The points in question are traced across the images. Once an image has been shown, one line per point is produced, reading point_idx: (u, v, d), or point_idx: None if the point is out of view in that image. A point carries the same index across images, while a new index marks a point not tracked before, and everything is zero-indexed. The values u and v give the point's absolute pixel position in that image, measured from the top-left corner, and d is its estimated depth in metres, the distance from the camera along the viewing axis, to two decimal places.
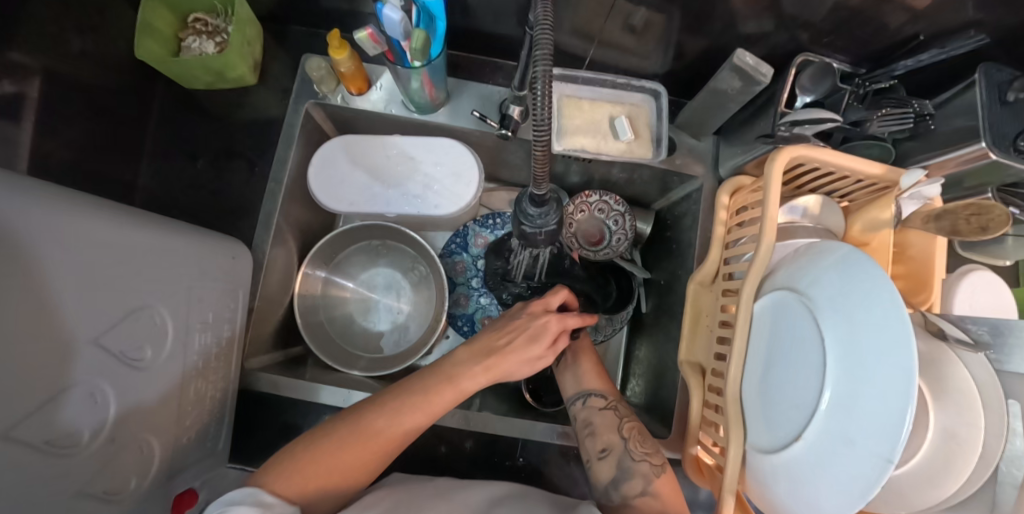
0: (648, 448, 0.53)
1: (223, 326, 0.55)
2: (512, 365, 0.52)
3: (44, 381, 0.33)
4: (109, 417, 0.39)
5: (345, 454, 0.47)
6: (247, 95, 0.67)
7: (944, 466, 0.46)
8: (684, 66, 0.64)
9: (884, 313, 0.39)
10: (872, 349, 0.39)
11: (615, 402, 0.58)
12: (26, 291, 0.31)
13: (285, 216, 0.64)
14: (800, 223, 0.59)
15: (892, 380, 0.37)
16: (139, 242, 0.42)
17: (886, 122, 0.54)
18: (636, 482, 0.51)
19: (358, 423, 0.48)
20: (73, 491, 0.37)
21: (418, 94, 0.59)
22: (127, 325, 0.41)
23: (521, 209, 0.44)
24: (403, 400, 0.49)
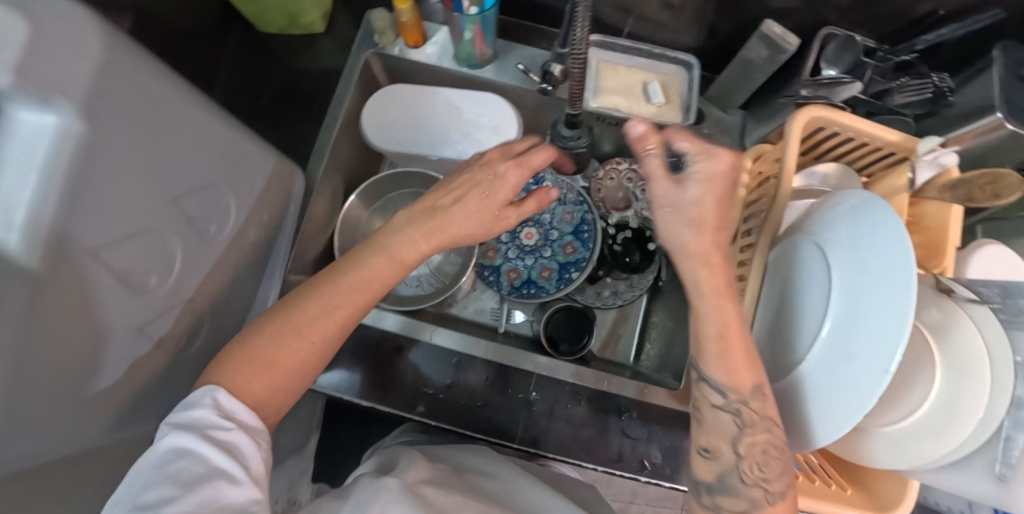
0: (767, 474, 0.43)
1: (272, 232, 0.60)
2: (459, 220, 0.46)
3: (128, 217, 0.38)
4: (173, 269, 0.45)
5: (291, 331, 0.40)
6: (314, 43, 0.74)
7: (948, 410, 0.47)
8: (717, 42, 0.69)
9: (890, 241, 0.42)
10: (873, 264, 0.43)
11: (739, 405, 0.44)
12: (133, 134, 0.37)
13: (337, 151, 0.70)
14: (817, 189, 0.62)
15: (889, 294, 0.40)
16: (220, 131, 0.49)
17: (906, 93, 0.58)
18: (741, 505, 0.43)
19: (285, 309, 0.42)
20: (137, 325, 0.42)
21: (468, 47, 0.65)
22: (199, 196, 0.47)
23: (558, 132, 0.58)
24: (338, 275, 0.44)
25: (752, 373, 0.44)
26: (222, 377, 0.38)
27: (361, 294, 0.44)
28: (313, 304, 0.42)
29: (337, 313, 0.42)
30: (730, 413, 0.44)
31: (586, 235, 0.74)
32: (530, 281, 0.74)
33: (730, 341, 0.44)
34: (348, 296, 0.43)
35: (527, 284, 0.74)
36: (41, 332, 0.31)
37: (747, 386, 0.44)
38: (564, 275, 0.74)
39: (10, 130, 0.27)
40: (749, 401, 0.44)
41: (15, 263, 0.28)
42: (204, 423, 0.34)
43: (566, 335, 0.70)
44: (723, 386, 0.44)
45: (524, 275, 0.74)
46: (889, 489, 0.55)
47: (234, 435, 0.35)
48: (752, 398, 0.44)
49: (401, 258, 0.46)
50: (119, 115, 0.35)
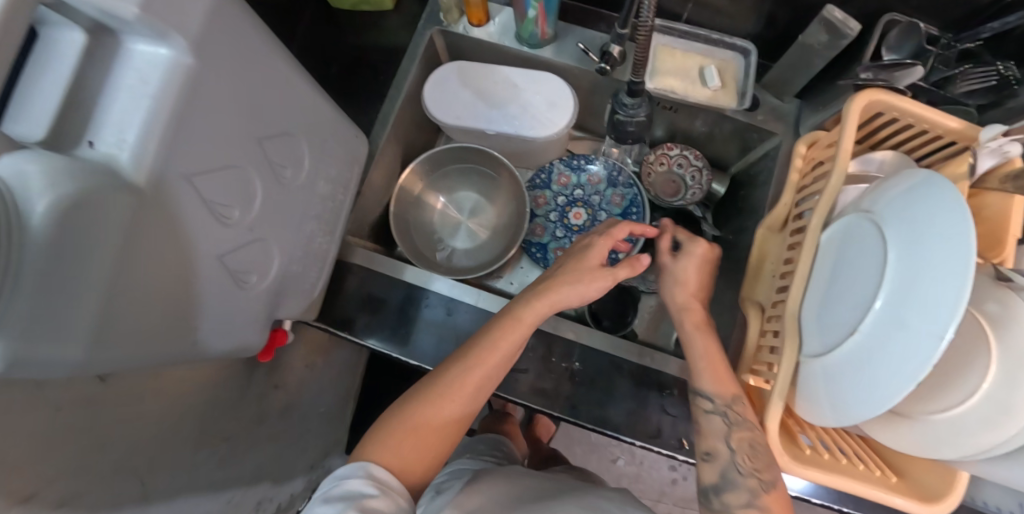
0: (757, 463, 0.53)
1: (336, 192, 0.63)
2: (566, 290, 0.55)
3: (221, 151, 0.41)
4: (252, 205, 0.48)
5: (424, 424, 0.47)
6: (381, 20, 0.78)
7: (1001, 404, 0.45)
8: (776, 32, 0.70)
9: (951, 215, 0.43)
10: (937, 239, 0.43)
11: (725, 409, 0.57)
12: (235, 68, 0.40)
13: (397, 121, 0.73)
14: (873, 175, 0.62)
15: (953, 265, 0.40)
16: (301, 84, 0.52)
17: (970, 81, 0.58)
18: (741, 495, 0.52)
19: (440, 378, 0.50)
20: (220, 253, 0.45)
21: (531, 28, 0.67)
22: (278, 141, 0.50)
23: (617, 102, 0.60)
24: (478, 348, 0.51)
25: (734, 384, 0.58)
26: (385, 452, 0.45)
27: (498, 357, 0.51)
28: (460, 374, 0.50)
29: (475, 380, 0.50)
30: (721, 415, 0.56)
31: (634, 218, 0.75)
32: None
33: (711, 357, 0.59)
34: (485, 363, 0.50)
35: None
36: (146, 238, 0.35)
37: (732, 394, 0.57)
38: (611, 255, 0.76)
39: (131, 59, 0.33)
40: (733, 406, 0.56)
41: (128, 180, 0.32)
42: (360, 491, 0.40)
43: (608, 311, 0.71)
44: (708, 394, 0.58)
45: None
46: (937, 479, 0.54)
47: (381, 501, 0.40)
48: (735, 402, 0.56)
49: (521, 323, 0.53)
50: (227, 48, 0.39)
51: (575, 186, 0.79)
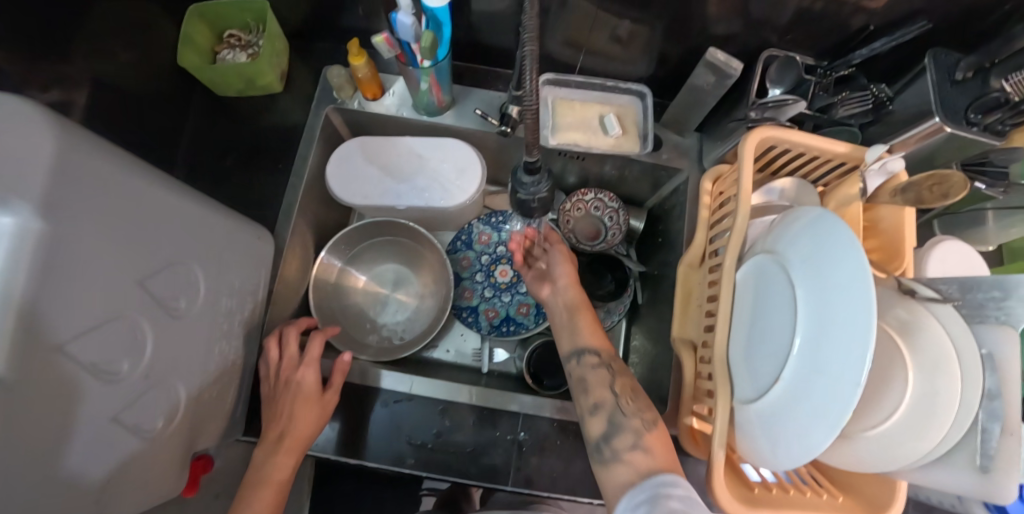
0: (639, 406, 0.53)
1: (247, 298, 0.59)
2: (302, 427, 0.56)
3: (94, 311, 0.37)
4: (145, 353, 0.44)
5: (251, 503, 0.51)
6: (272, 102, 0.75)
7: (922, 417, 0.47)
8: (667, 72, 0.73)
9: (847, 257, 0.43)
10: (836, 279, 0.44)
11: (628, 421, 0.53)
12: (98, 224, 0.37)
13: (304, 209, 0.70)
14: (777, 203, 0.65)
15: (854, 306, 0.41)
16: (188, 207, 0.49)
17: (850, 106, 0.60)
18: (628, 436, 0.50)
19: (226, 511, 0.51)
20: (111, 415, 0.40)
21: (426, 97, 0.66)
22: (167, 274, 0.46)
23: (517, 179, 0.55)
24: (260, 478, 0.53)
25: (601, 340, 0.60)
26: None
27: (265, 497, 0.52)
28: (241, 503, 0.51)
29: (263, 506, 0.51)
30: (603, 367, 0.57)
31: None
32: (509, 317, 0.76)
33: (582, 320, 0.61)
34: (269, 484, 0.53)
35: (507, 320, 0.75)
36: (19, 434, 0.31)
37: (608, 351, 0.58)
38: (542, 309, 0.76)
39: None
40: (597, 354, 0.58)
41: None
42: None
43: (547, 369, 0.71)
44: (578, 347, 0.59)
45: (503, 313, 0.76)
46: (876, 490, 0.56)
47: None
48: (611, 359, 0.58)
49: (301, 438, 0.56)
50: (90, 206, 0.36)
51: (497, 243, 0.79)
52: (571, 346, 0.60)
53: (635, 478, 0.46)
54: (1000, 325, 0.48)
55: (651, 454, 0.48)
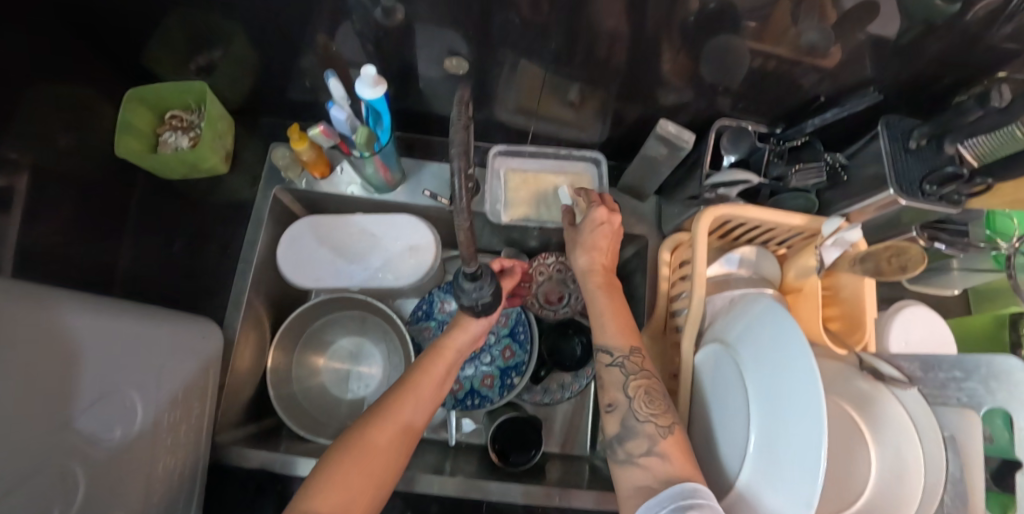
0: (653, 409, 0.49)
1: (193, 405, 0.57)
2: (426, 386, 0.54)
3: (15, 469, 0.35)
4: (76, 498, 0.41)
5: (373, 451, 0.47)
6: (218, 182, 0.74)
7: (894, 493, 0.46)
8: (621, 132, 0.74)
9: (795, 352, 0.42)
10: (784, 380, 0.42)
11: (623, 359, 0.52)
12: (17, 384, 0.35)
13: (254, 295, 0.69)
14: (737, 274, 0.63)
15: (800, 418, 0.39)
16: (113, 327, 0.48)
17: (806, 176, 0.59)
18: (641, 442, 0.48)
19: (362, 424, 0.49)
20: None
21: (374, 178, 0.65)
22: (101, 406, 0.44)
23: (457, 284, 0.48)
24: (377, 415, 0.50)
25: (633, 336, 0.54)
26: (322, 498, 0.43)
27: (402, 420, 0.51)
28: (366, 435, 0.48)
29: (387, 432, 0.49)
30: (618, 366, 0.52)
31: (522, 337, 0.76)
32: (473, 390, 0.75)
33: (612, 313, 0.56)
34: (399, 425, 0.50)
35: (471, 393, 0.75)
36: None
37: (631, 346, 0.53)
38: (507, 379, 0.75)
39: None
40: (629, 357, 0.52)
41: None
42: None
43: (515, 444, 0.68)
44: (604, 348, 0.54)
45: (466, 385, 0.75)
46: None
47: None
48: (632, 354, 0.52)
49: (417, 386, 0.54)
50: (8, 364, 0.34)
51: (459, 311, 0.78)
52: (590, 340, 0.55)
53: (655, 484, 0.44)
54: (963, 410, 0.50)
55: (669, 460, 0.45)
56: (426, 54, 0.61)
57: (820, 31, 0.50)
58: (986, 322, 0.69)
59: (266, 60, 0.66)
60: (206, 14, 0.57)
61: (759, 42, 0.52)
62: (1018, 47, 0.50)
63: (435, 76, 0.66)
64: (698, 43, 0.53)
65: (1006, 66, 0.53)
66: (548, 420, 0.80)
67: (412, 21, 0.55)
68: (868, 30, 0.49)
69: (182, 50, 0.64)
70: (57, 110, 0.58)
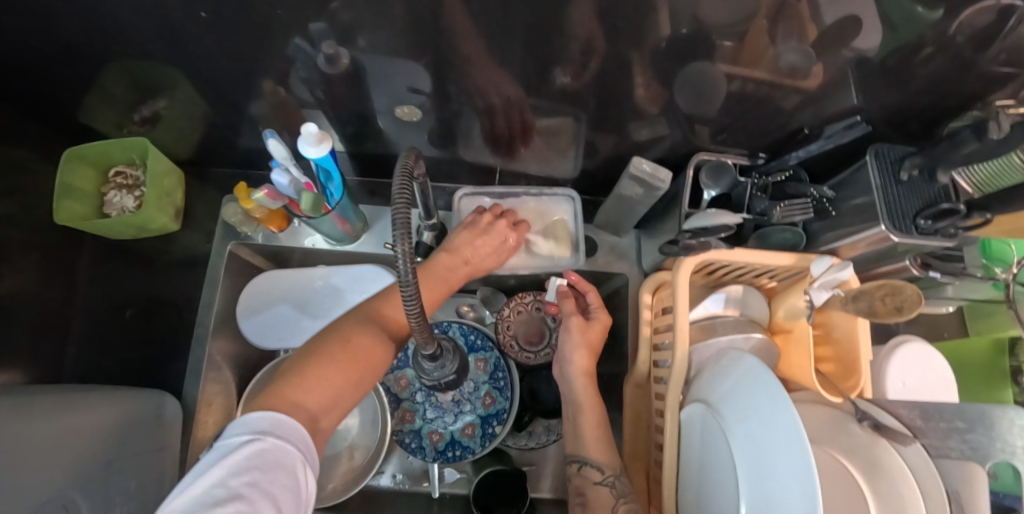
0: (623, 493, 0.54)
1: (150, 489, 0.53)
2: (425, 292, 0.55)
3: None
4: None
5: (349, 356, 0.44)
6: (172, 239, 0.70)
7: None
8: (595, 164, 0.70)
9: (782, 422, 0.38)
10: (773, 450, 0.38)
11: (613, 480, 0.55)
12: None
13: (215, 358, 0.65)
14: (722, 316, 0.60)
15: (791, 501, 0.35)
16: (58, 424, 0.45)
17: (790, 211, 0.56)
18: None
19: (341, 336, 0.46)
20: None
21: (333, 231, 0.62)
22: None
23: (417, 362, 0.44)
24: (348, 333, 0.47)
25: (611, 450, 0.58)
26: (304, 391, 0.39)
27: (397, 328, 0.51)
28: (351, 341, 0.46)
29: (375, 348, 0.47)
30: (608, 487, 0.55)
31: (502, 383, 0.72)
32: (454, 440, 0.71)
33: (591, 427, 0.59)
34: (389, 333, 0.49)
35: (452, 444, 0.71)
36: None
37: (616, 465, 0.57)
38: (489, 428, 0.71)
39: None
40: (618, 477, 0.56)
41: None
42: None
43: (501, 499, 0.64)
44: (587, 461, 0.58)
45: (447, 435, 0.71)
46: None
47: None
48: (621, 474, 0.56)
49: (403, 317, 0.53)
50: None
51: None
52: (575, 454, 0.59)
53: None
54: (964, 462, 0.46)
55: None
56: (380, 96, 0.57)
57: (800, 51, 0.45)
58: (984, 348, 0.66)
59: (212, 110, 0.62)
60: (137, 65, 0.52)
61: (735, 65, 0.48)
62: (1014, 70, 0.46)
63: (393, 118, 0.62)
64: (670, 70, 0.49)
65: (998, 90, 0.49)
66: (535, 465, 0.77)
67: (360, 63, 0.50)
68: (852, 45, 0.44)
69: (119, 103, 0.60)
70: None
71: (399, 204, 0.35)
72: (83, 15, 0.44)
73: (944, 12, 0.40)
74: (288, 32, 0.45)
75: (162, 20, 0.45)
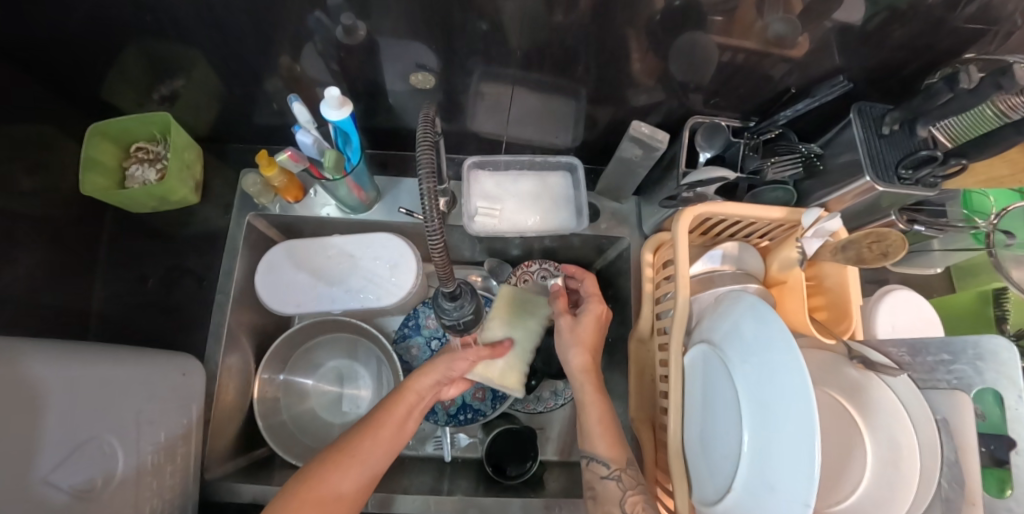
0: (626, 482, 0.53)
1: (177, 445, 0.55)
2: (389, 424, 0.54)
3: None
4: None
5: (357, 454, 0.51)
6: (191, 213, 0.73)
7: (889, 481, 0.45)
8: (596, 134, 0.74)
9: (783, 355, 0.41)
10: (776, 377, 0.41)
11: (620, 473, 0.54)
12: None
13: (235, 324, 0.68)
14: (720, 270, 0.63)
15: (793, 419, 0.38)
16: (77, 376, 0.46)
17: (781, 168, 0.60)
18: None
19: (326, 457, 0.51)
20: None
21: (349, 198, 0.65)
22: (75, 458, 0.44)
23: (437, 304, 0.47)
24: (340, 446, 0.52)
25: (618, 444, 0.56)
26: None
27: (376, 450, 0.52)
28: (346, 444, 0.52)
29: (359, 448, 0.52)
30: (614, 480, 0.53)
31: None
32: (465, 404, 0.75)
33: (598, 421, 0.57)
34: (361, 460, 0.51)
35: (463, 408, 0.75)
36: None
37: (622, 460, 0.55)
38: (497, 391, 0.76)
39: None
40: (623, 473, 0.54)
41: None
42: None
43: (511, 457, 0.67)
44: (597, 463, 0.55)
45: (458, 401, 0.75)
46: None
47: None
48: (626, 468, 0.54)
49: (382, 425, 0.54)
50: None
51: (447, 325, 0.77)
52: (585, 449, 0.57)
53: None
54: (952, 390, 0.50)
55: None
56: (393, 69, 0.61)
57: (787, 22, 0.49)
58: (970, 300, 0.70)
59: (230, 86, 0.65)
60: (163, 42, 0.55)
61: (726, 37, 0.52)
62: (983, 29, 0.50)
63: (404, 91, 0.65)
64: (665, 41, 0.53)
65: (970, 46, 0.53)
66: (544, 429, 0.79)
67: (375, 37, 0.54)
68: (833, 18, 0.49)
69: (141, 81, 0.63)
70: (17, 151, 0.57)
71: (425, 165, 0.38)
72: None
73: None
74: (309, 5, 0.48)
75: None
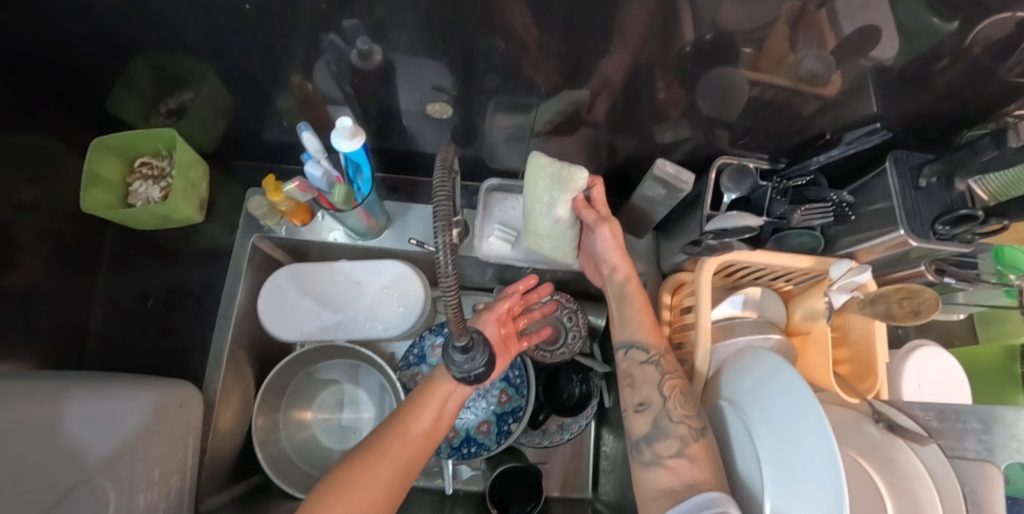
0: (687, 409, 0.49)
1: (172, 478, 0.54)
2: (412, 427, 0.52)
3: None
4: None
5: (374, 466, 0.49)
6: (195, 231, 0.71)
7: None
8: (614, 165, 0.72)
9: (809, 421, 0.38)
10: (799, 443, 0.39)
11: (658, 358, 0.55)
12: None
13: (236, 350, 0.66)
14: (741, 317, 0.62)
15: (818, 494, 0.35)
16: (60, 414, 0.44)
17: (810, 215, 0.58)
18: (671, 443, 0.48)
19: (347, 466, 0.49)
20: None
21: (358, 225, 0.64)
22: (66, 502, 0.42)
23: (448, 355, 0.44)
24: (360, 461, 0.49)
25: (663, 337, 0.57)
26: None
27: (407, 443, 0.52)
28: (367, 457, 0.50)
29: (383, 461, 0.50)
30: (653, 364, 0.54)
31: (517, 382, 0.75)
32: (469, 438, 0.73)
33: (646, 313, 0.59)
34: (387, 450, 0.50)
35: (467, 442, 0.73)
36: None
37: (662, 345, 0.56)
38: (503, 425, 0.74)
39: None
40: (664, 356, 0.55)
41: None
42: None
43: (516, 497, 0.65)
44: (643, 344, 0.56)
45: (462, 432, 0.73)
46: None
47: None
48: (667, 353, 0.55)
49: (406, 428, 0.52)
50: None
51: None
52: (622, 339, 0.58)
53: (680, 487, 0.45)
54: (981, 462, 0.47)
55: (696, 463, 0.45)
56: (409, 93, 0.58)
57: (822, 60, 0.46)
58: (995, 354, 0.67)
59: (239, 102, 0.62)
60: (170, 59, 0.53)
61: (757, 72, 0.49)
62: None
63: (419, 115, 0.63)
64: (694, 78, 0.50)
65: (1015, 98, 0.51)
66: (548, 463, 0.78)
67: (392, 61, 0.51)
68: (872, 58, 0.46)
69: (145, 94, 0.60)
70: (18, 164, 0.54)
71: (441, 199, 0.35)
72: (125, 11, 0.45)
73: (959, 24, 0.42)
74: (325, 27, 0.46)
75: (202, 13, 0.45)
